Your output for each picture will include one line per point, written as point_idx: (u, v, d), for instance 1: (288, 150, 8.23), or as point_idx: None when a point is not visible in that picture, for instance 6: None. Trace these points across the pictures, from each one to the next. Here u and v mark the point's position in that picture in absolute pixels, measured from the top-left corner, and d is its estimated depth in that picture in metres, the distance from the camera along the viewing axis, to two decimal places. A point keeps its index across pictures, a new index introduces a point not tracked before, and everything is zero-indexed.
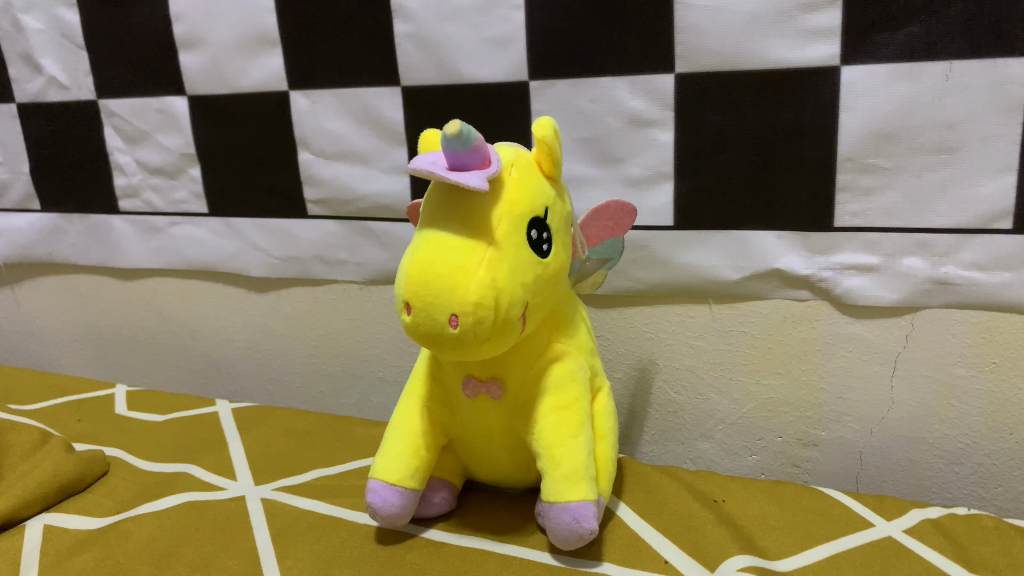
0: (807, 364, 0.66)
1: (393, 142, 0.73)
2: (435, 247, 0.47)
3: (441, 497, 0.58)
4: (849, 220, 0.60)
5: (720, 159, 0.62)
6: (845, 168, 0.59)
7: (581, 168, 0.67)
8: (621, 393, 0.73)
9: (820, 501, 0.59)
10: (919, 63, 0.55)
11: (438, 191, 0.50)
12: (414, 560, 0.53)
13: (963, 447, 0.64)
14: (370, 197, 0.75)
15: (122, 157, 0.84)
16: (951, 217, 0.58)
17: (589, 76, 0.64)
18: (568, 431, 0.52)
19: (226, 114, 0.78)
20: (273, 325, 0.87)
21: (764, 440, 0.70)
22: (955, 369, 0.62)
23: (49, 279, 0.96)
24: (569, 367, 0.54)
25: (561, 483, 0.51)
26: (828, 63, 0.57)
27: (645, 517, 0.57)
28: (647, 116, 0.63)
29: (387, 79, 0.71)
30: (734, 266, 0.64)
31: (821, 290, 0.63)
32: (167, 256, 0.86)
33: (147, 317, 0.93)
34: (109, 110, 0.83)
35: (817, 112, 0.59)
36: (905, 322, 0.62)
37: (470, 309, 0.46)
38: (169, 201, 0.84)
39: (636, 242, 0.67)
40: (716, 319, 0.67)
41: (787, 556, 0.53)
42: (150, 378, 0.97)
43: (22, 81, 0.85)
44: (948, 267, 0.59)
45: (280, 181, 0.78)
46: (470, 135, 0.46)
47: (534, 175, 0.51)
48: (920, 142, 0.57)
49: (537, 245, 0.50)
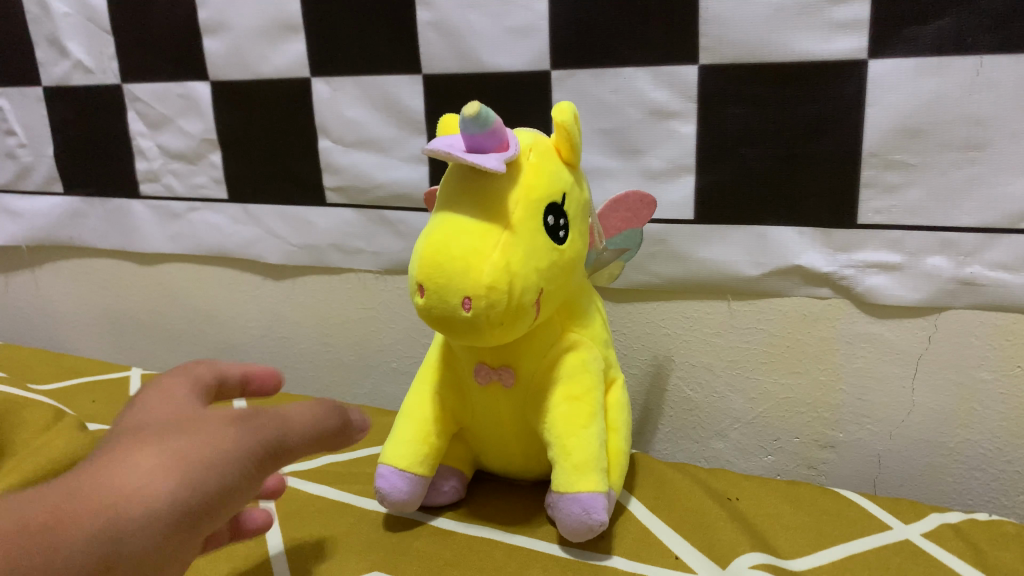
0: (826, 363, 0.65)
1: (412, 131, 0.72)
2: (449, 229, 0.47)
3: (451, 486, 0.58)
4: (872, 216, 0.59)
5: (742, 153, 0.61)
6: (870, 164, 0.58)
7: (600, 160, 0.66)
8: (636, 389, 0.73)
9: (836, 503, 0.58)
10: (948, 58, 0.54)
11: (454, 173, 0.50)
12: (420, 548, 0.53)
13: (984, 453, 0.62)
14: (388, 186, 0.75)
15: (145, 142, 0.85)
16: (978, 215, 0.56)
17: (611, 66, 0.63)
18: (580, 422, 0.51)
19: (247, 100, 0.78)
20: (289, 313, 0.87)
21: (780, 440, 0.69)
22: (979, 373, 0.60)
23: (70, 262, 0.97)
24: (582, 357, 0.53)
25: (571, 474, 0.50)
26: (855, 56, 0.56)
27: (657, 512, 0.57)
28: (669, 108, 0.63)
29: (408, 67, 0.70)
30: (755, 262, 0.63)
31: (843, 288, 0.62)
32: (186, 241, 0.87)
33: (164, 302, 0.94)
34: (133, 95, 0.83)
35: (843, 106, 0.58)
36: (928, 322, 0.61)
37: (483, 293, 0.45)
38: (189, 186, 0.84)
39: (654, 236, 0.66)
40: (734, 316, 0.67)
41: (800, 556, 0.52)
42: (165, 363, 0.98)
43: (49, 64, 0.86)
44: (973, 266, 0.57)
45: (299, 168, 0.78)
46: (488, 118, 0.45)
47: (552, 162, 0.50)
48: (947, 138, 0.56)
49: (553, 231, 0.49)
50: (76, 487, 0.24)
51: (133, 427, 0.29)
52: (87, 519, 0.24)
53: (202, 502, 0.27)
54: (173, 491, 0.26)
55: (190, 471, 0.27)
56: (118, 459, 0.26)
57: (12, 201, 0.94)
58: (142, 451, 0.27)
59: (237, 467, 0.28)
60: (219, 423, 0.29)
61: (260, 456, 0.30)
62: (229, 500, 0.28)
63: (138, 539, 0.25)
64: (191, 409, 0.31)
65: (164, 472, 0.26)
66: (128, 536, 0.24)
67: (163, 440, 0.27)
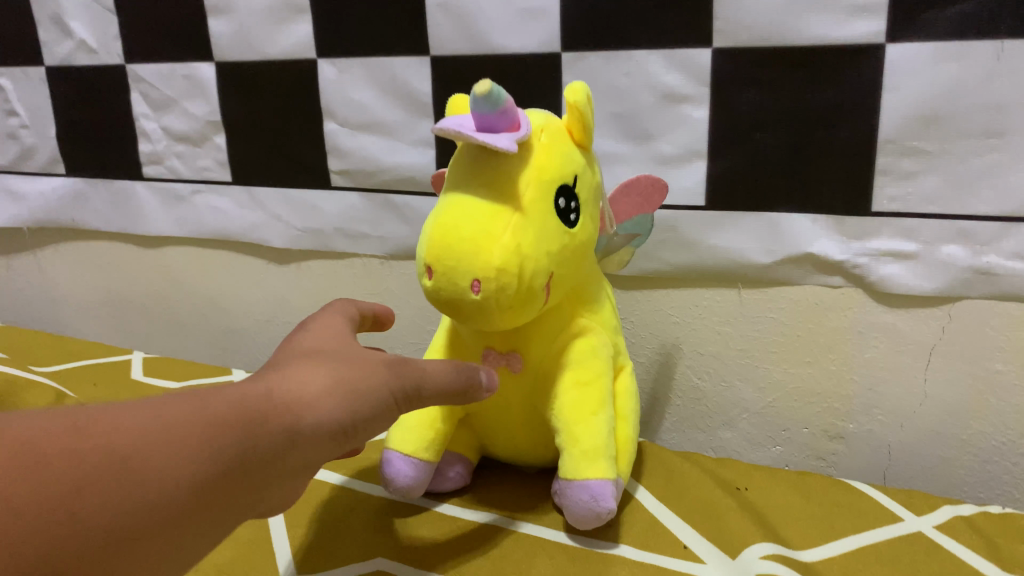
0: (837, 352, 0.64)
1: (419, 114, 0.71)
2: (458, 210, 0.46)
3: (456, 472, 0.57)
4: (887, 204, 0.58)
5: (756, 139, 0.60)
6: (885, 151, 0.57)
7: (611, 145, 0.65)
8: (643, 378, 0.72)
9: (847, 494, 0.57)
10: (968, 43, 0.53)
11: (464, 154, 0.49)
12: (426, 534, 0.52)
13: (997, 446, 0.61)
14: (395, 170, 0.74)
15: (149, 124, 0.84)
16: (995, 204, 0.55)
17: (623, 50, 0.62)
18: (589, 408, 0.50)
19: (252, 82, 0.77)
20: (293, 298, 0.86)
21: (789, 431, 0.68)
22: (993, 364, 0.60)
23: (73, 245, 0.96)
24: (592, 344, 0.52)
25: (580, 460, 0.49)
26: (873, 41, 0.55)
27: (665, 501, 0.56)
28: (682, 92, 0.62)
29: (416, 49, 0.69)
30: (766, 250, 0.63)
31: (855, 277, 0.61)
32: (190, 225, 0.86)
33: (168, 286, 0.93)
34: (137, 76, 0.83)
35: (859, 92, 0.57)
36: (943, 312, 0.60)
37: (493, 275, 0.45)
38: (193, 169, 0.83)
39: (665, 222, 0.65)
40: (745, 304, 0.66)
41: (811, 547, 0.51)
42: (168, 348, 0.97)
43: (52, 44, 0.85)
44: (990, 256, 0.56)
45: (304, 151, 0.77)
46: (500, 97, 0.44)
47: (564, 143, 0.49)
48: (965, 125, 0.55)
49: (564, 214, 0.48)
50: (278, 390, 0.33)
51: (303, 350, 0.37)
52: (277, 420, 0.32)
53: (355, 421, 0.35)
54: (337, 408, 0.34)
55: (348, 396, 0.35)
56: (303, 374, 0.34)
57: (14, 182, 0.93)
58: (315, 370, 0.35)
59: (381, 399, 0.36)
60: (375, 361, 0.37)
61: (401, 395, 0.38)
62: (375, 424, 0.36)
63: (309, 440, 0.33)
64: (344, 342, 0.39)
65: (328, 391, 0.34)
66: (302, 435, 0.32)
67: (334, 362, 0.36)
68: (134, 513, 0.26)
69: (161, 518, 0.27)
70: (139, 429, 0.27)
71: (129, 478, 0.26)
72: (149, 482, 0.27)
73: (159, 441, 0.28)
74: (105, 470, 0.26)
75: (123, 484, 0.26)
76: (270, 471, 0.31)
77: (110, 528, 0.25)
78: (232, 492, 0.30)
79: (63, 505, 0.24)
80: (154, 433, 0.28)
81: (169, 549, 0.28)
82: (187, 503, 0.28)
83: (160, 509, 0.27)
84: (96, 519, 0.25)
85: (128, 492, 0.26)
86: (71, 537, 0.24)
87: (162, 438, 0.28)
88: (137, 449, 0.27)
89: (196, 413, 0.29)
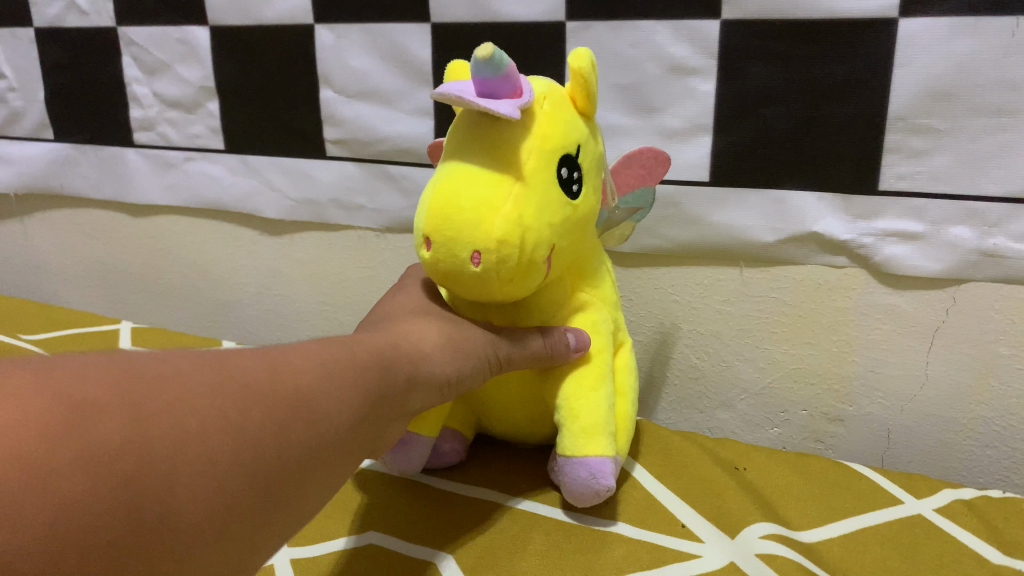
0: (838, 334, 0.63)
1: (419, 83, 0.70)
2: (459, 179, 0.45)
3: (453, 448, 0.56)
4: (895, 182, 0.57)
5: (764, 114, 0.59)
6: (895, 128, 0.56)
7: (616, 118, 0.64)
8: (641, 356, 0.72)
9: (846, 476, 0.56)
10: (983, 18, 0.52)
11: (464, 122, 0.47)
12: (421, 510, 0.51)
13: (997, 430, 0.61)
14: (392, 140, 0.72)
15: (140, 88, 0.82)
16: (1005, 184, 0.54)
17: (630, 19, 0.61)
18: (589, 384, 0.49)
19: (247, 46, 0.75)
20: (285, 270, 0.85)
21: (788, 413, 0.67)
22: (997, 348, 0.59)
23: (61, 212, 0.94)
24: (591, 319, 0.51)
25: (579, 437, 0.48)
26: (886, 15, 0.54)
27: (663, 480, 0.55)
28: (689, 64, 0.60)
29: (416, 15, 0.68)
30: (770, 227, 0.61)
31: (859, 258, 0.60)
32: (182, 193, 0.84)
33: (158, 255, 0.91)
34: (129, 39, 0.80)
35: (869, 66, 0.55)
36: (947, 295, 0.59)
37: (493, 247, 0.43)
38: (185, 136, 0.81)
39: (668, 199, 0.64)
40: (747, 283, 0.65)
41: (811, 527, 0.50)
42: (158, 319, 0.96)
43: (41, 5, 0.83)
44: (998, 237, 0.55)
45: (300, 119, 0.76)
46: (501, 61, 0.43)
47: (567, 111, 0.48)
48: (978, 103, 0.53)
49: (566, 184, 0.47)
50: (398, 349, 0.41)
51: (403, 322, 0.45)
52: (399, 370, 0.40)
53: (455, 374, 0.44)
54: (443, 363, 0.43)
55: (453, 354, 0.44)
56: (416, 338, 0.43)
57: (1, 147, 0.91)
58: (426, 330, 0.44)
59: (479, 358, 0.45)
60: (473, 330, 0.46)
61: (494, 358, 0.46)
62: (474, 380, 0.45)
63: (423, 386, 0.42)
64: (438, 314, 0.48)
65: (432, 350, 0.43)
66: (416, 381, 0.41)
67: (440, 321, 0.46)
68: (319, 439, 0.33)
69: (336, 442, 0.34)
70: (307, 375, 0.34)
71: (309, 411, 0.33)
72: (325, 415, 0.34)
73: (325, 383, 0.35)
74: (300, 408, 0.33)
75: (307, 417, 0.33)
76: (392, 413, 0.39)
77: (310, 452, 0.32)
78: (370, 428, 0.37)
79: (280, 426, 0.31)
80: (318, 379, 0.34)
81: (332, 473, 0.34)
82: (345, 433, 0.35)
83: (328, 436, 0.34)
84: (300, 442, 0.32)
85: (316, 422, 0.33)
86: (287, 453, 0.31)
87: (326, 381, 0.35)
88: (310, 389, 0.33)
89: (337, 363, 0.36)
